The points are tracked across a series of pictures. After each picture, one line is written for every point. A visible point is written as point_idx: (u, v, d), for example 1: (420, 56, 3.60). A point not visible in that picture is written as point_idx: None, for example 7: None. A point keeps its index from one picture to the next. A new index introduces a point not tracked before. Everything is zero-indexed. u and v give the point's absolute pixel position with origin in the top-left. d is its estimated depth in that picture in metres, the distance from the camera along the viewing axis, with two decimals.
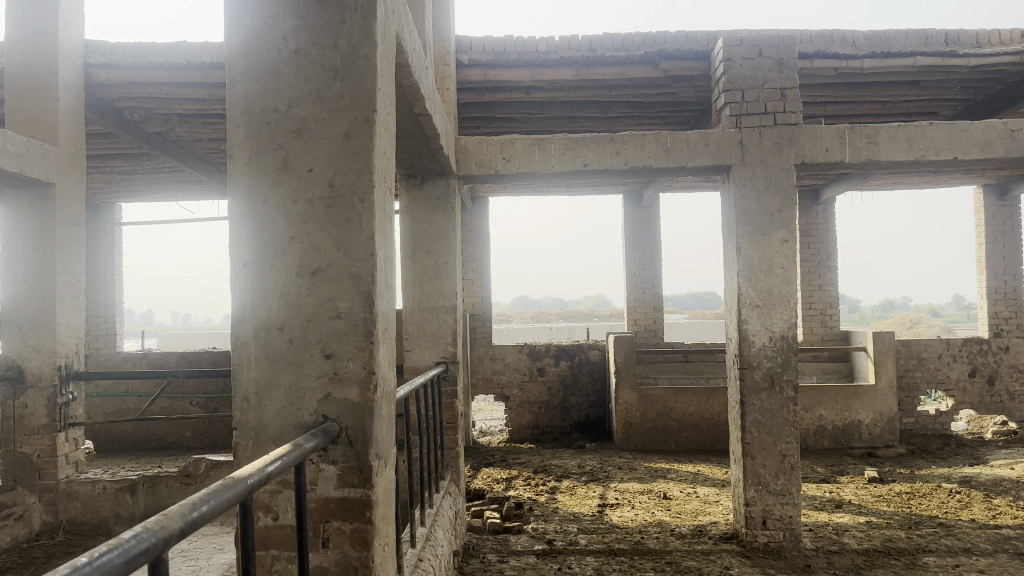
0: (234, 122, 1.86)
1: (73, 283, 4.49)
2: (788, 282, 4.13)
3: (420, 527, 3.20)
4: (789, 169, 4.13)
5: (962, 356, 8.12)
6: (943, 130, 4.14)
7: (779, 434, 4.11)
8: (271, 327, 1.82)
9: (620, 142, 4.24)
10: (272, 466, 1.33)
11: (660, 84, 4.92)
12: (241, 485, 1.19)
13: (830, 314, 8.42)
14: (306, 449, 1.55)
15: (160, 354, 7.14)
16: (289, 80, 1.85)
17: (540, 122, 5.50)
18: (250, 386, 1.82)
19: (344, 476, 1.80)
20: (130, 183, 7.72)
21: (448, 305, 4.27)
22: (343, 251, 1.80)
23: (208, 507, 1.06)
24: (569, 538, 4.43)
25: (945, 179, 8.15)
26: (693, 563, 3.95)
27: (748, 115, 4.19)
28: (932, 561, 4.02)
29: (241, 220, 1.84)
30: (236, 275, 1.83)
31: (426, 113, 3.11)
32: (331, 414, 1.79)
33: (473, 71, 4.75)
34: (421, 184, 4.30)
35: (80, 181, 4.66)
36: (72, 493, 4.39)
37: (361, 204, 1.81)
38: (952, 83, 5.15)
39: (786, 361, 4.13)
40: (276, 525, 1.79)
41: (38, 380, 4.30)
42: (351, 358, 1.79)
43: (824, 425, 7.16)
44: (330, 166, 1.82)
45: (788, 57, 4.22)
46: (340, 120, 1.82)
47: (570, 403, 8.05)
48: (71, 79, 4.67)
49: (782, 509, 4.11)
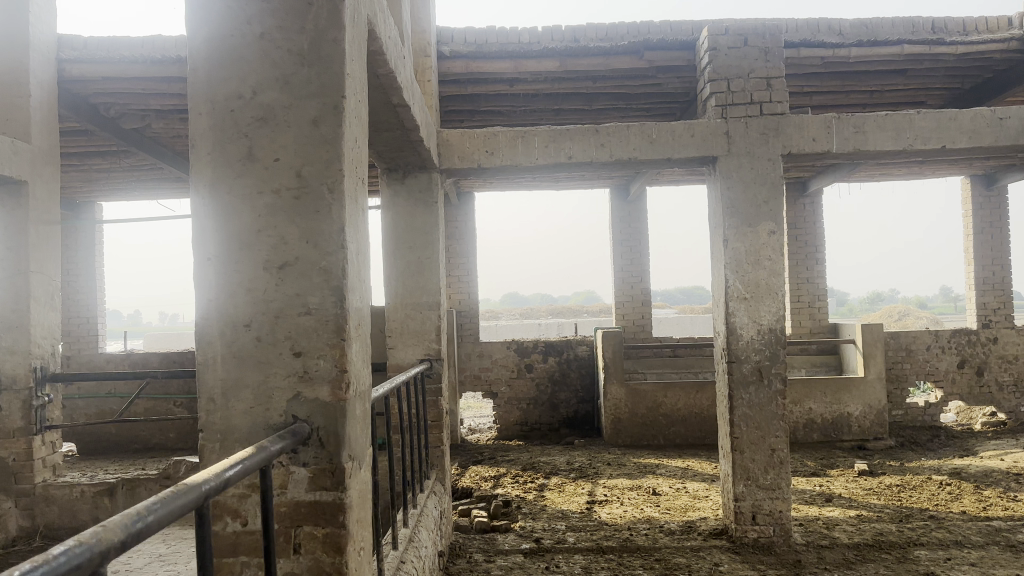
0: (196, 110, 1.78)
1: (48, 283, 4.39)
2: (776, 274, 4.08)
3: (403, 528, 3.13)
4: (777, 160, 4.07)
5: (951, 347, 8.10)
6: (932, 119, 4.09)
7: (768, 428, 4.06)
8: (238, 325, 1.74)
9: (605, 133, 4.17)
10: (232, 470, 1.25)
11: (645, 74, 4.85)
12: (194, 492, 1.12)
13: (818, 307, 8.39)
14: (272, 451, 1.47)
15: (143, 355, 7.05)
16: (255, 66, 1.77)
17: (525, 114, 5.43)
18: (216, 385, 1.74)
19: (316, 479, 1.72)
20: (109, 181, 7.61)
21: (432, 301, 4.20)
22: (312, 244, 1.73)
23: (155, 516, 0.99)
24: (558, 535, 4.38)
25: (933, 170, 8.13)
26: (683, 560, 3.89)
27: (734, 106, 4.13)
28: (923, 555, 3.98)
29: (205, 213, 1.76)
30: (201, 271, 1.75)
31: (404, 104, 3.04)
32: (301, 414, 1.72)
33: (455, 63, 4.67)
34: (403, 177, 4.22)
35: (55, 179, 4.57)
36: (50, 497, 4.30)
37: (330, 194, 1.73)
38: (939, 71, 5.11)
39: (775, 354, 4.07)
40: (245, 531, 1.71)
41: (12, 383, 4.19)
42: (322, 357, 1.72)
43: (813, 418, 7.12)
44: (298, 155, 1.74)
45: (774, 46, 4.16)
46: (308, 107, 1.75)
47: (559, 399, 7.99)
48: (44, 76, 4.56)
49: (773, 503, 4.06)
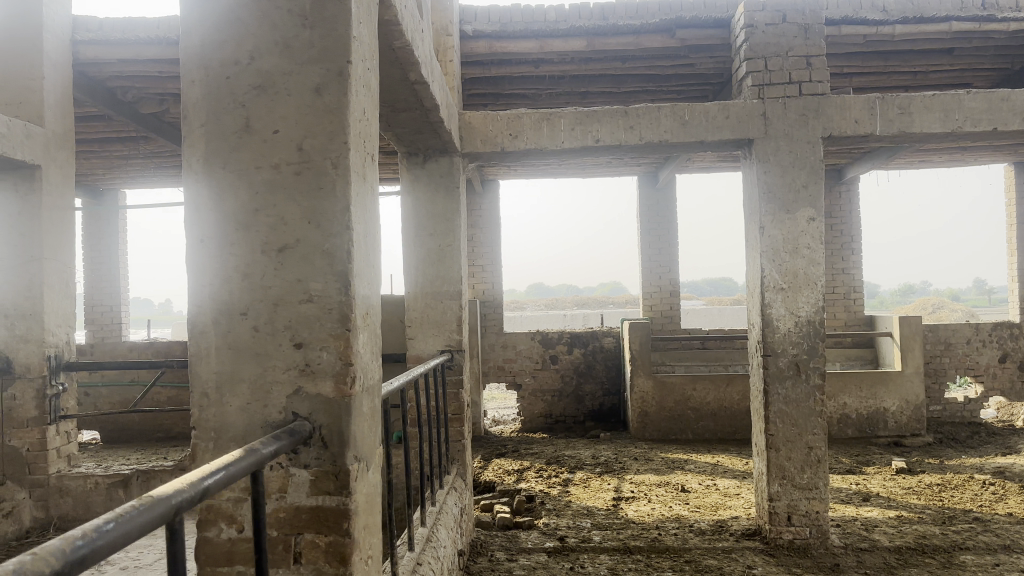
0: (189, 78, 1.62)
1: (62, 269, 4.29)
2: (815, 263, 3.86)
3: (421, 528, 2.98)
4: (817, 142, 3.85)
5: (992, 341, 7.79)
6: (982, 100, 3.84)
7: (805, 425, 3.86)
8: (233, 313, 1.59)
9: (634, 115, 3.97)
10: (213, 478, 1.09)
11: (677, 54, 4.65)
12: (163, 504, 0.97)
13: (854, 298, 8.12)
14: (262, 454, 1.30)
15: (166, 343, 6.99)
16: (253, 28, 1.61)
17: (551, 97, 5.23)
18: (210, 379, 1.60)
19: (319, 482, 1.57)
20: (131, 168, 7.54)
21: (453, 290, 4.03)
22: (314, 224, 1.57)
23: (102, 538, 0.83)
24: (582, 534, 4.20)
25: (975, 157, 7.81)
26: (714, 562, 3.70)
27: (771, 86, 3.91)
28: (970, 560, 3.76)
29: (199, 191, 1.61)
30: (193, 253, 1.60)
31: (422, 81, 2.86)
32: (302, 412, 1.56)
33: (478, 43, 4.51)
34: (423, 162, 4.05)
35: (70, 162, 4.45)
36: (64, 489, 4.21)
37: (334, 169, 1.57)
38: (987, 51, 4.85)
39: (814, 347, 3.86)
40: (242, 538, 1.57)
41: (26, 372, 4.10)
42: (325, 348, 1.56)
43: (848, 414, 6.88)
44: (299, 126, 1.58)
45: (814, 22, 3.94)
46: (310, 73, 1.59)
47: (584, 391, 7.81)
48: (58, 56, 4.43)
49: (809, 504, 3.86)
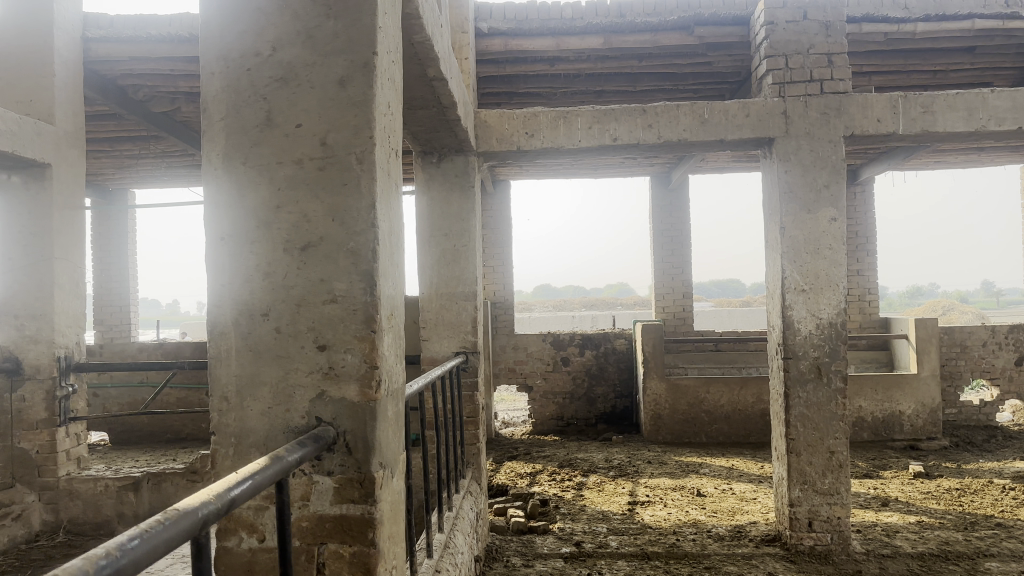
0: (209, 70, 1.58)
1: (73, 268, 4.24)
2: (837, 265, 3.78)
3: (438, 534, 2.90)
4: (838, 142, 3.77)
5: (1008, 343, 7.69)
6: (1007, 98, 3.76)
7: (826, 429, 3.78)
8: (255, 314, 1.53)
9: (652, 114, 3.91)
10: (238, 489, 1.03)
11: (695, 52, 4.59)
12: (188, 518, 0.91)
13: (869, 300, 8.02)
14: (288, 462, 1.24)
15: (175, 344, 6.94)
16: (275, 19, 1.56)
17: (565, 96, 5.17)
18: (230, 382, 1.54)
19: (342, 490, 1.51)
20: (142, 167, 7.50)
21: (467, 291, 3.96)
22: (338, 222, 1.50)
23: (125, 557, 0.77)
24: (599, 539, 4.13)
25: (992, 157, 7.72)
26: (734, 569, 3.63)
27: (792, 84, 3.84)
28: (995, 567, 3.67)
29: (219, 187, 1.56)
30: (213, 252, 1.55)
31: (441, 77, 2.80)
32: (326, 416, 1.50)
33: (493, 41, 4.45)
34: (438, 161, 3.99)
35: (80, 163, 4.41)
36: (73, 491, 4.16)
37: (359, 165, 1.50)
38: (1010, 49, 4.76)
39: (835, 350, 3.78)
40: (262, 548, 1.51)
41: (36, 373, 4.05)
42: (349, 351, 1.50)
43: (864, 417, 6.79)
44: (323, 118, 1.52)
45: (836, 19, 3.87)
46: (334, 65, 1.52)
47: (596, 393, 7.73)
48: (69, 55, 4.40)
49: (830, 510, 3.79)
